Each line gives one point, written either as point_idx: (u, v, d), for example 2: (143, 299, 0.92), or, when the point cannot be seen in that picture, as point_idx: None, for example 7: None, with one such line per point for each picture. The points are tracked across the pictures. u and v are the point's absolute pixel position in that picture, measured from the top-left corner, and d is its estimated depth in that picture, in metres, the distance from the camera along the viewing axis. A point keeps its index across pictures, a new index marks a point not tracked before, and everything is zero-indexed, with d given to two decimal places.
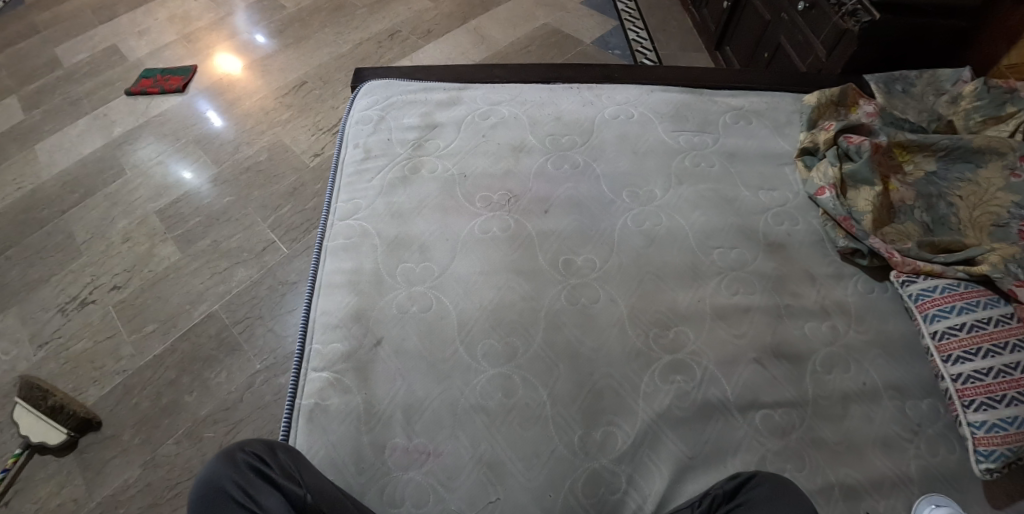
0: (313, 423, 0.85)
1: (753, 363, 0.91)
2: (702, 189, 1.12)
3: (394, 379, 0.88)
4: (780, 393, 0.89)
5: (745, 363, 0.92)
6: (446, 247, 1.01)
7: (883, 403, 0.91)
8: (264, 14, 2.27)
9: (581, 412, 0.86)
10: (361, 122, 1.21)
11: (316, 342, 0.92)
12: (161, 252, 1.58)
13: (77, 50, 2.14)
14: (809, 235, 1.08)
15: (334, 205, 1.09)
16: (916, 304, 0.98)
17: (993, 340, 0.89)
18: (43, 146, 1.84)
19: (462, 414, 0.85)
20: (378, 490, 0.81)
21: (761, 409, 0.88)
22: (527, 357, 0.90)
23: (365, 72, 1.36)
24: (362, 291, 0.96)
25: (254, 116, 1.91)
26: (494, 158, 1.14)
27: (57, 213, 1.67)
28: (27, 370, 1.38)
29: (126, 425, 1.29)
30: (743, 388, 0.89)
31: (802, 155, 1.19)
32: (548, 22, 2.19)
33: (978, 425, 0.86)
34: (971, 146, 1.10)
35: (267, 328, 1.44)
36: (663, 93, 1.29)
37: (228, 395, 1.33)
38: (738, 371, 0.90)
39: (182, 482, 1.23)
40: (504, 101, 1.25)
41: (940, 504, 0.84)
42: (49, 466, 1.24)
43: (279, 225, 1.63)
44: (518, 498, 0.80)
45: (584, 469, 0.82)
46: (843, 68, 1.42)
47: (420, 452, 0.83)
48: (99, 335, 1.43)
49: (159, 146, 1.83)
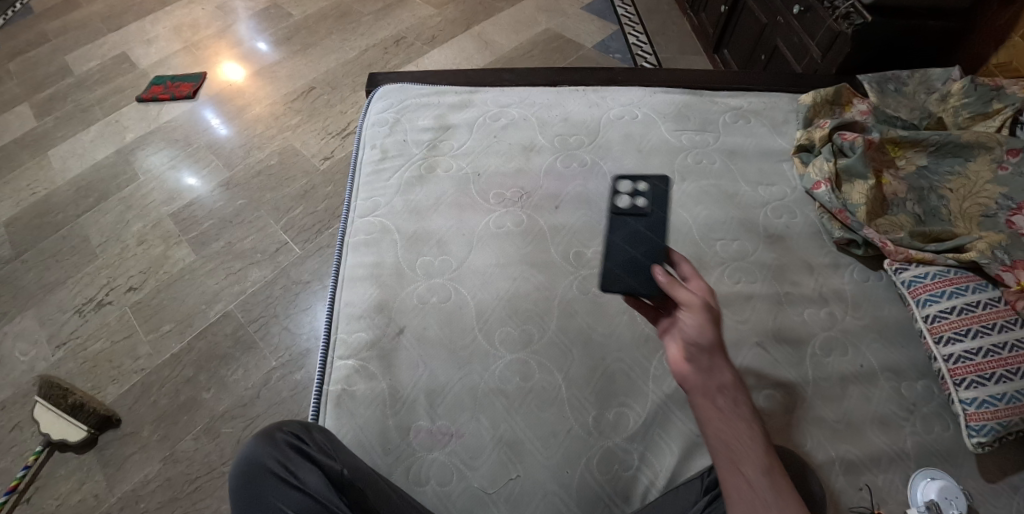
0: (341, 407, 0.89)
1: (619, 218, 0.93)
2: (704, 185, 1.17)
3: (417, 365, 0.93)
4: (654, 231, 0.91)
5: (615, 219, 0.93)
6: (463, 241, 1.06)
7: (879, 384, 0.97)
8: (269, 22, 2.32)
9: (594, 394, 0.91)
10: (377, 125, 1.26)
11: (341, 332, 0.97)
12: (176, 254, 1.62)
13: (87, 59, 2.19)
14: (806, 228, 1.14)
15: (353, 203, 1.14)
16: (909, 290, 1.03)
17: (981, 322, 0.95)
18: (56, 153, 1.88)
19: (482, 397, 0.90)
20: (404, 469, 0.85)
21: (643, 251, 0.89)
22: (542, 343, 0.95)
23: (379, 77, 1.41)
24: (383, 283, 1.01)
25: (263, 121, 1.96)
26: (506, 158, 1.19)
27: (72, 218, 1.71)
28: (46, 370, 1.42)
29: (145, 422, 1.33)
30: (617, 240, 0.91)
31: (799, 152, 1.25)
32: (549, 27, 2.25)
33: (969, 402, 0.91)
34: (960, 141, 1.15)
35: (283, 326, 1.48)
36: (666, 94, 1.35)
37: (245, 391, 1.38)
38: (614, 228, 0.92)
39: (201, 476, 1.27)
40: (513, 103, 1.30)
41: (935, 477, 0.88)
42: (70, 463, 1.28)
43: (292, 227, 1.67)
44: (537, 476, 0.85)
45: (598, 447, 0.87)
46: (838, 69, 1.48)
47: (443, 432, 0.87)
48: (117, 335, 1.47)
49: (170, 152, 1.87)
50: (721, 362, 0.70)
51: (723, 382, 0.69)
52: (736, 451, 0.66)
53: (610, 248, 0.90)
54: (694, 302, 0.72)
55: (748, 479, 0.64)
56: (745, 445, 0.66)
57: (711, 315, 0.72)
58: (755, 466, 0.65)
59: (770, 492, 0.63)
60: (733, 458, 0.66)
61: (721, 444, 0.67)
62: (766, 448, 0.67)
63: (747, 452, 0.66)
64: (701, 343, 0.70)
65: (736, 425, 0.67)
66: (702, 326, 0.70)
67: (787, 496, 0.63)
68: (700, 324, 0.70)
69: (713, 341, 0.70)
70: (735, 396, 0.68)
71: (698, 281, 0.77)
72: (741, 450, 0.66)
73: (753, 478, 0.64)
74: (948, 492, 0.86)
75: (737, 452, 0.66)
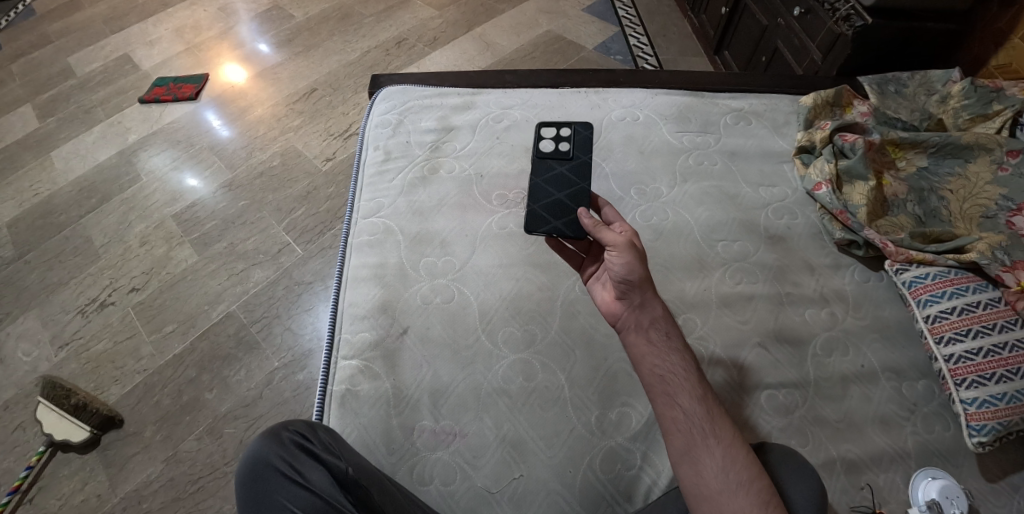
0: (345, 407, 0.90)
1: (544, 162, 1.04)
2: (706, 187, 1.18)
3: (420, 365, 0.93)
4: (578, 175, 1.02)
5: (542, 163, 1.04)
6: (466, 242, 1.07)
7: (880, 384, 0.97)
8: (271, 24, 2.33)
9: (597, 394, 0.91)
10: (380, 126, 1.27)
11: (345, 332, 0.97)
12: (178, 255, 1.63)
13: (89, 60, 2.20)
14: (807, 229, 1.15)
15: (357, 204, 1.15)
16: (910, 291, 1.04)
17: (982, 322, 0.95)
18: (58, 154, 1.89)
19: (485, 397, 0.91)
20: (408, 469, 0.86)
21: (568, 194, 1.00)
22: (544, 344, 0.95)
23: (382, 78, 1.42)
24: (387, 284, 1.02)
25: (265, 122, 1.97)
26: (508, 159, 1.20)
27: (75, 219, 1.71)
28: (48, 370, 1.42)
29: (147, 423, 1.34)
30: (545, 184, 1.01)
31: (800, 153, 1.26)
32: (551, 29, 2.25)
33: (970, 401, 0.92)
34: (960, 143, 1.16)
35: (285, 327, 1.49)
36: (667, 96, 1.35)
37: (248, 392, 1.38)
38: (542, 172, 1.03)
39: (204, 476, 1.27)
40: (515, 105, 1.31)
41: (936, 477, 0.88)
42: (72, 463, 1.28)
43: (294, 228, 1.68)
44: (540, 475, 0.85)
45: (601, 447, 0.87)
46: (838, 70, 1.49)
47: (447, 432, 0.88)
48: (119, 335, 1.47)
49: (172, 154, 1.88)
50: (650, 299, 0.82)
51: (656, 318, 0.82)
52: (671, 382, 0.77)
53: (538, 191, 1.00)
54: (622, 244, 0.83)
55: (682, 403, 0.76)
56: (678, 374, 0.78)
57: (636, 253, 0.83)
58: (689, 396, 0.76)
59: (700, 414, 0.75)
60: (668, 387, 0.77)
61: (657, 374, 0.78)
62: (696, 375, 0.79)
63: (679, 380, 0.77)
64: (632, 284, 0.82)
65: (669, 356, 0.79)
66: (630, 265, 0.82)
67: (715, 416, 0.76)
68: (630, 264, 0.82)
69: (643, 281, 0.82)
70: (666, 329, 0.81)
71: (624, 225, 0.88)
72: (675, 380, 0.77)
73: (686, 403, 0.76)
74: (948, 491, 0.86)
75: (671, 381, 0.78)
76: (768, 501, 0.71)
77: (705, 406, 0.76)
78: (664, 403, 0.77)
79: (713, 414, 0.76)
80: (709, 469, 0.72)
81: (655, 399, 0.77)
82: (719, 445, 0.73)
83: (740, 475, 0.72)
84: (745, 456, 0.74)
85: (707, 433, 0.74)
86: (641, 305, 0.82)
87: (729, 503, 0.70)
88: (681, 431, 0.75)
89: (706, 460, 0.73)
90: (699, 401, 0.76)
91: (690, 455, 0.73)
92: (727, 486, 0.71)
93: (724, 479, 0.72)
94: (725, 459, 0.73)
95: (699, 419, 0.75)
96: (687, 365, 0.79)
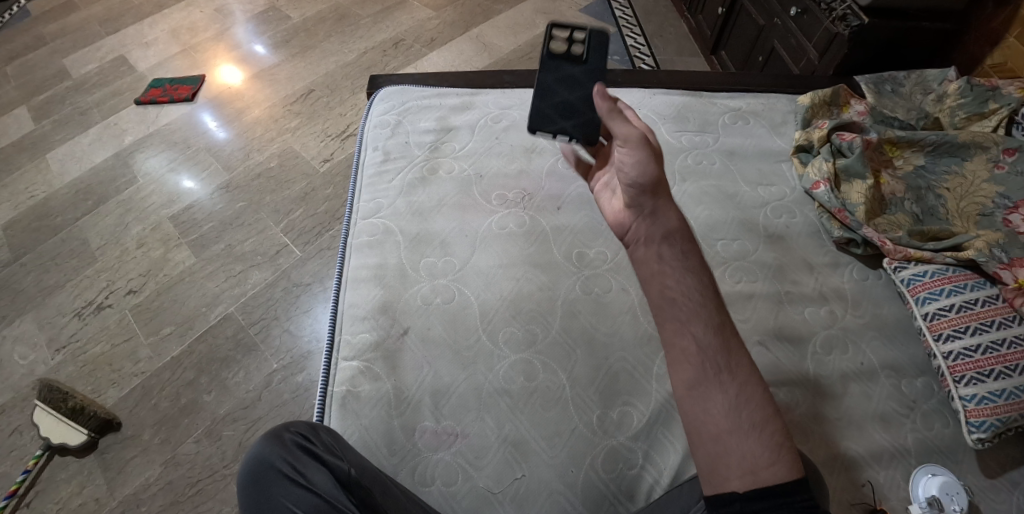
0: (345, 409, 0.90)
1: (554, 61, 1.02)
2: (705, 186, 1.19)
3: (421, 366, 0.93)
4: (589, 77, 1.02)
5: (551, 61, 1.03)
6: (467, 242, 1.07)
7: (880, 381, 0.98)
8: (268, 25, 2.32)
9: (598, 393, 0.91)
10: (379, 127, 1.27)
11: (345, 333, 0.97)
12: (176, 257, 1.62)
13: (85, 62, 2.19)
14: (805, 228, 1.15)
15: (356, 204, 1.14)
16: (908, 289, 1.04)
17: (981, 319, 0.96)
18: (54, 156, 1.88)
19: (486, 397, 0.91)
20: (409, 470, 0.86)
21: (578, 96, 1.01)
22: (545, 343, 0.96)
23: (380, 78, 1.41)
24: (387, 284, 1.02)
25: (262, 123, 1.96)
26: (507, 159, 1.20)
27: (70, 221, 1.71)
28: (45, 374, 1.42)
29: (146, 425, 1.33)
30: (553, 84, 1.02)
31: (798, 152, 1.26)
32: (547, 29, 2.26)
33: (969, 399, 0.92)
34: (956, 141, 1.16)
35: (284, 328, 1.48)
36: (666, 95, 1.35)
37: (246, 394, 1.38)
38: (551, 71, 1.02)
39: (203, 479, 1.27)
40: (514, 105, 1.31)
41: (936, 473, 0.89)
42: (70, 467, 1.28)
43: (292, 230, 1.67)
44: (541, 475, 0.85)
45: (603, 446, 0.87)
46: (835, 70, 1.49)
47: (448, 433, 0.88)
48: (116, 338, 1.47)
49: (169, 155, 1.87)
50: (662, 207, 0.81)
51: (668, 230, 0.79)
52: (682, 309, 0.74)
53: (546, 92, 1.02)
54: (636, 140, 0.84)
55: (693, 331, 0.72)
56: (691, 297, 0.74)
57: (649, 154, 0.83)
58: (702, 325, 0.73)
59: (712, 346, 0.71)
60: (681, 311, 0.74)
61: (667, 295, 0.75)
62: (712, 302, 0.75)
63: (692, 309, 0.73)
64: (644, 186, 0.83)
65: (683, 277, 0.75)
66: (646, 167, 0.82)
67: (731, 351, 0.71)
68: (640, 160, 0.83)
69: (654, 180, 0.82)
70: (680, 246, 0.78)
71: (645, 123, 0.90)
72: (687, 307, 0.73)
73: (698, 331, 0.72)
74: (948, 487, 0.87)
75: (683, 306, 0.74)
76: (782, 445, 0.67)
77: (718, 336, 0.72)
78: (673, 331, 0.74)
79: (729, 348, 0.71)
80: (720, 410, 0.69)
81: (665, 326, 0.74)
82: (733, 384, 0.69)
83: (751, 416, 0.68)
84: (762, 397, 0.69)
85: (719, 369, 0.70)
86: (651, 214, 0.81)
87: (738, 445, 0.67)
88: (692, 364, 0.71)
89: (717, 397, 0.69)
90: (716, 330, 0.72)
91: (698, 392, 0.70)
92: (737, 426, 0.67)
93: (735, 419, 0.68)
94: (738, 399, 0.68)
95: (711, 352, 0.71)
96: (703, 288, 0.75)
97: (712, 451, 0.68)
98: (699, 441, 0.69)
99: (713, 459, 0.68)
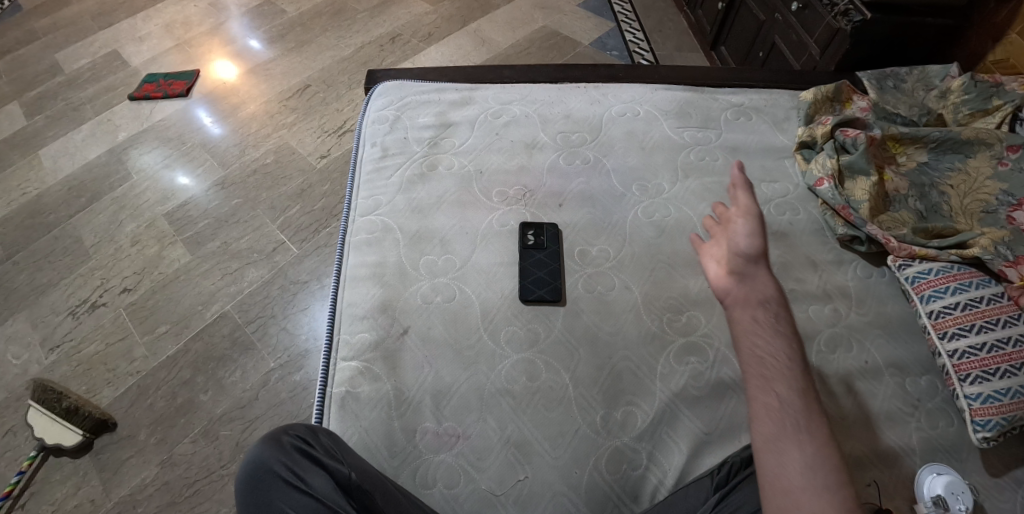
0: (345, 410, 0.88)
1: None
2: (708, 183, 1.17)
3: (422, 366, 0.92)
4: None
5: None
6: (467, 240, 1.05)
7: (884, 380, 0.97)
8: (263, 19, 2.29)
9: (601, 393, 0.90)
10: (377, 122, 1.25)
11: (344, 333, 0.95)
12: (171, 254, 1.60)
13: (77, 57, 2.15)
14: (809, 225, 1.14)
15: (354, 201, 1.13)
16: (913, 286, 1.03)
17: (987, 317, 0.95)
18: (47, 152, 1.85)
19: (488, 398, 0.89)
20: (411, 472, 0.84)
21: None
22: (547, 342, 0.94)
23: (378, 73, 1.39)
24: (387, 283, 1.00)
25: (258, 119, 1.94)
26: (508, 155, 1.19)
27: (64, 218, 1.68)
28: (39, 373, 1.40)
29: (141, 425, 1.31)
30: None
31: (801, 149, 1.25)
32: (546, 24, 2.24)
33: (974, 397, 0.91)
34: (960, 137, 1.15)
35: (280, 327, 1.46)
36: (667, 91, 1.34)
37: (243, 393, 1.36)
38: None
39: (200, 480, 1.25)
40: (515, 100, 1.29)
41: (941, 472, 0.88)
42: (65, 468, 1.26)
43: (289, 226, 1.65)
44: (545, 477, 0.84)
45: (607, 446, 0.86)
46: (837, 65, 1.48)
47: (449, 434, 0.87)
48: (111, 337, 1.45)
49: (163, 152, 1.85)
50: (763, 278, 0.90)
51: (766, 297, 0.87)
52: (769, 368, 0.79)
53: None
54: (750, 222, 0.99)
55: (777, 390, 0.77)
56: (780, 360, 0.80)
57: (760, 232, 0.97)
58: (786, 387, 0.77)
59: (795, 407, 0.75)
60: (766, 370, 0.79)
61: (757, 355, 0.81)
62: (800, 368, 0.79)
63: (778, 370, 0.78)
64: (749, 258, 0.93)
65: (774, 340, 0.82)
66: (752, 236, 0.96)
67: (811, 414, 0.75)
68: (750, 236, 0.96)
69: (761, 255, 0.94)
70: (775, 313, 0.85)
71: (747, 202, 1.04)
72: (775, 368, 0.79)
73: (782, 391, 0.77)
74: (953, 487, 0.86)
75: (770, 366, 0.79)
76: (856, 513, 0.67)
77: (803, 400, 0.76)
78: (759, 388, 0.78)
79: (810, 411, 0.75)
80: (794, 465, 0.71)
81: (751, 383, 0.79)
82: (811, 443, 0.72)
83: (826, 479, 0.69)
84: (839, 463, 0.71)
85: (798, 429, 0.73)
86: (751, 282, 0.90)
87: (810, 502, 0.68)
88: (772, 419, 0.75)
89: (793, 453, 0.72)
90: (799, 393, 0.76)
91: (775, 446, 0.73)
92: (812, 483, 0.69)
93: (810, 477, 0.69)
94: (814, 459, 0.70)
95: (793, 410, 0.75)
96: (793, 354, 0.81)
97: (781, 504, 0.68)
98: (770, 494, 0.70)
99: (782, 512, 0.68)
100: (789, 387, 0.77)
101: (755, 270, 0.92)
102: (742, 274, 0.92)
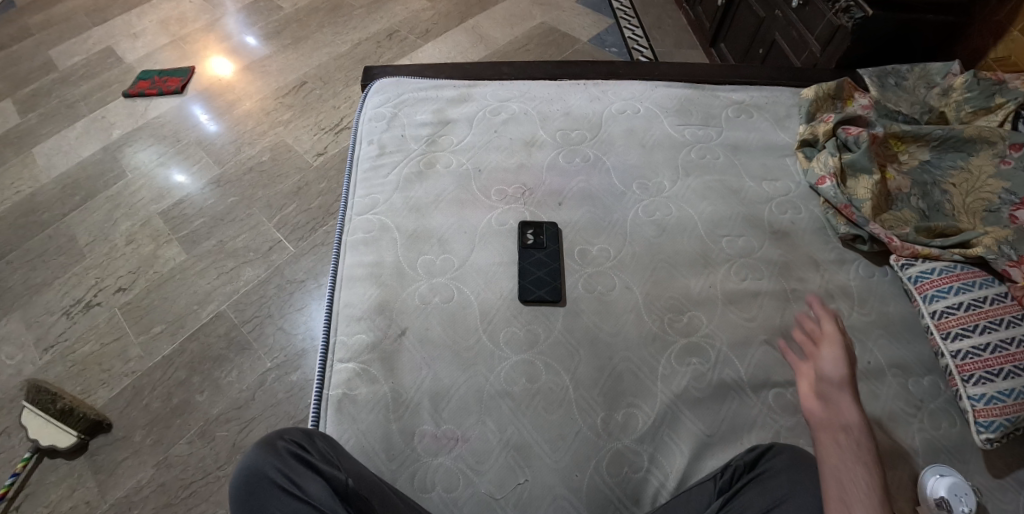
0: (342, 413, 0.87)
1: None
2: (708, 181, 1.16)
3: (420, 367, 0.91)
4: None
5: None
6: (466, 239, 1.04)
7: (887, 381, 0.96)
8: (259, 16, 2.27)
9: (602, 395, 0.89)
10: (374, 120, 1.23)
11: (341, 334, 0.94)
12: (166, 253, 1.58)
13: (71, 53, 2.13)
14: (811, 224, 1.13)
15: (351, 200, 1.11)
16: (915, 286, 1.02)
17: (990, 317, 0.94)
18: (41, 150, 1.83)
19: (487, 400, 0.88)
20: (409, 476, 0.83)
21: None
22: (548, 344, 0.93)
23: (375, 70, 1.38)
24: (384, 283, 0.99)
25: (254, 116, 1.92)
26: (507, 153, 1.17)
27: (58, 217, 1.66)
28: (33, 374, 1.38)
29: (137, 426, 1.30)
30: None
31: (802, 147, 1.24)
32: (545, 20, 2.22)
33: (977, 398, 0.91)
34: (963, 136, 1.14)
35: (277, 327, 1.45)
36: (668, 88, 1.33)
37: (240, 394, 1.35)
38: None
39: (196, 481, 1.24)
40: (513, 97, 1.28)
41: (944, 473, 0.87)
42: (60, 469, 1.25)
43: (285, 225, 1.64)
44: (545, 480, 0.83)
45: (607, 449, 0.85)
46: (838, 62, 1.47)
47: (448, 437, 0.85)
48: (105, 337, 1.43)
49: (158, 149, 1.83)
50: (846, 405, 0.82)
51: (848, 426, 0.80)
52: (849, 492, 0.71)
53: None
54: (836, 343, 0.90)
55: None
56: (862, 492, 0.71)
57: (847, 356, 0.88)
58: None
59: None
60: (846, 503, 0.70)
61: (838, 486, 0.72)
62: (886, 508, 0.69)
63: (859, 501, 0.70)
64: (834, 382, 0.85)
65: (858, 474, 0.73)
66: (838, 362, 0.87)
67: None
68: (835, 362, 0.87)
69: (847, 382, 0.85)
70: (857, 443, 0.77)
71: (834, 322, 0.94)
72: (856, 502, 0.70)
73: None
74: (956, 488, 0.85)
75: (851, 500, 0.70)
76: None
77: None
78: None
79: None
80: None
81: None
82: None
83: None
84: None
85: None
86: (832, 409, 0.82)
87: None
88: None
89: None
90: None
91: None
92: None
93: None
94: None
95: None
96: (876, 489, 0.71)
97: None
98: None
99: None
100: (870, 510, 0.68)
101: (838, 391, 0.84)
102: (825, 396, 0.85)
